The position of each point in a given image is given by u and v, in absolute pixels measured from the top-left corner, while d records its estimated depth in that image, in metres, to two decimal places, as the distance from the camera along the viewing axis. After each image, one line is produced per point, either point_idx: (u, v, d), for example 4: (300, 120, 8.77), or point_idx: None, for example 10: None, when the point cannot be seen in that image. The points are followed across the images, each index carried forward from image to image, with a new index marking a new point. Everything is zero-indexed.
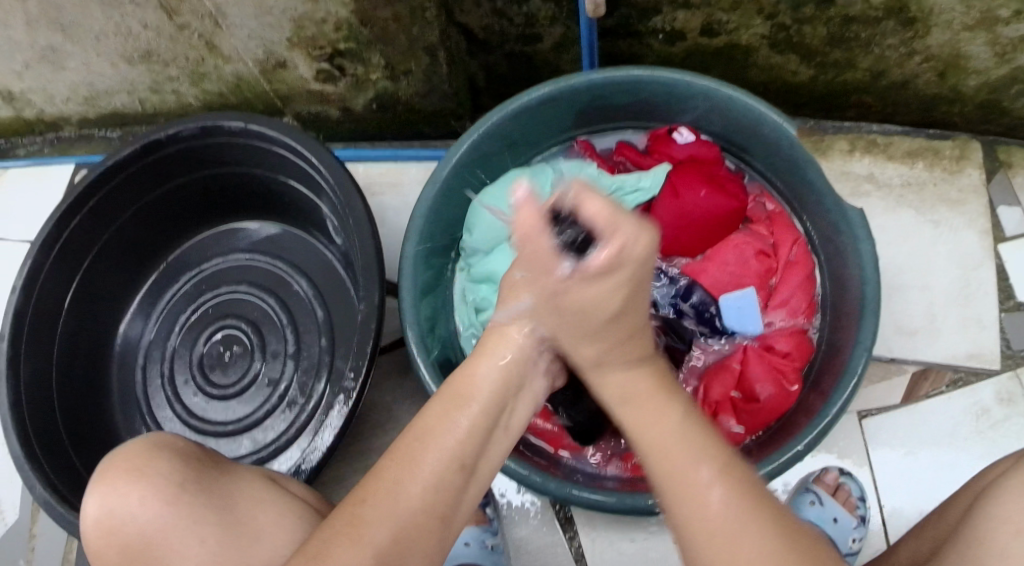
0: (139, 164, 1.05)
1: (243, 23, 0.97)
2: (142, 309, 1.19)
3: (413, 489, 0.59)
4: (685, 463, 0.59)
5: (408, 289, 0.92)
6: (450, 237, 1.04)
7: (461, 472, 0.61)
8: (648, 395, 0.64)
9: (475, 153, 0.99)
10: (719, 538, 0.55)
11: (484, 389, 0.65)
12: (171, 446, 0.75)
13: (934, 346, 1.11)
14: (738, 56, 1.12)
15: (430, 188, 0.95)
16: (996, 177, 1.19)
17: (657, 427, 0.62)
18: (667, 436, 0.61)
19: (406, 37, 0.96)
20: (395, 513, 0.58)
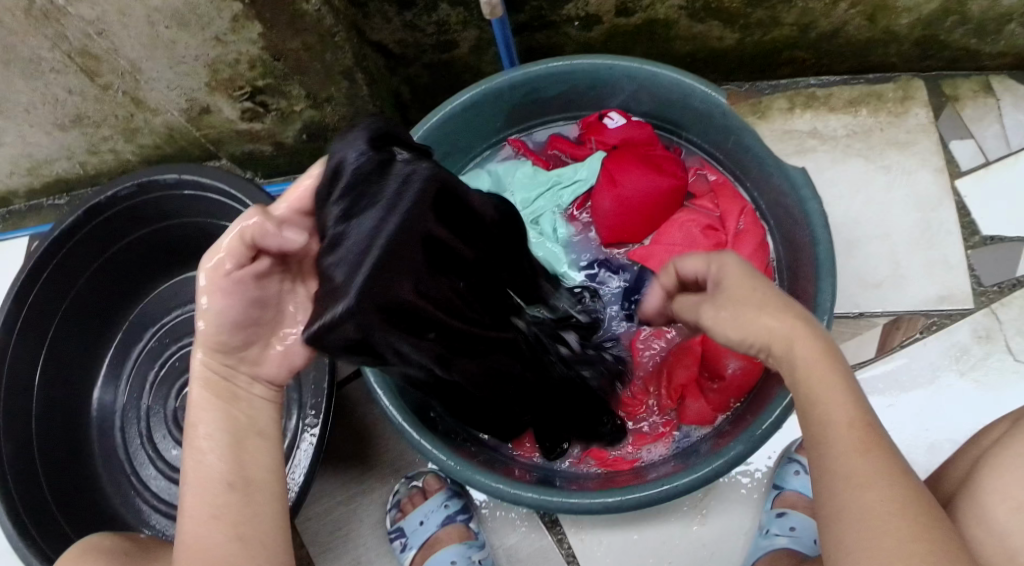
0: (84, 232, 1.04)
1: (159, 75, 0.96)
2: (110, 375, 1.17)
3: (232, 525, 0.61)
4: (863, 468, 0.57)
5: None
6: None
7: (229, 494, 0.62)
8: (834, 384, 0.61)
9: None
10: (874, 537, 0.55)
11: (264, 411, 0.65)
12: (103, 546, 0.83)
13: (901, 292, 1.10)
14: (659, 31, 1.11)
15: None
16: (943, 112, 1.19)
17: (832, 425, 0.59)
18: (861, 445, 0.58)
19: (322, 64, 0.94)
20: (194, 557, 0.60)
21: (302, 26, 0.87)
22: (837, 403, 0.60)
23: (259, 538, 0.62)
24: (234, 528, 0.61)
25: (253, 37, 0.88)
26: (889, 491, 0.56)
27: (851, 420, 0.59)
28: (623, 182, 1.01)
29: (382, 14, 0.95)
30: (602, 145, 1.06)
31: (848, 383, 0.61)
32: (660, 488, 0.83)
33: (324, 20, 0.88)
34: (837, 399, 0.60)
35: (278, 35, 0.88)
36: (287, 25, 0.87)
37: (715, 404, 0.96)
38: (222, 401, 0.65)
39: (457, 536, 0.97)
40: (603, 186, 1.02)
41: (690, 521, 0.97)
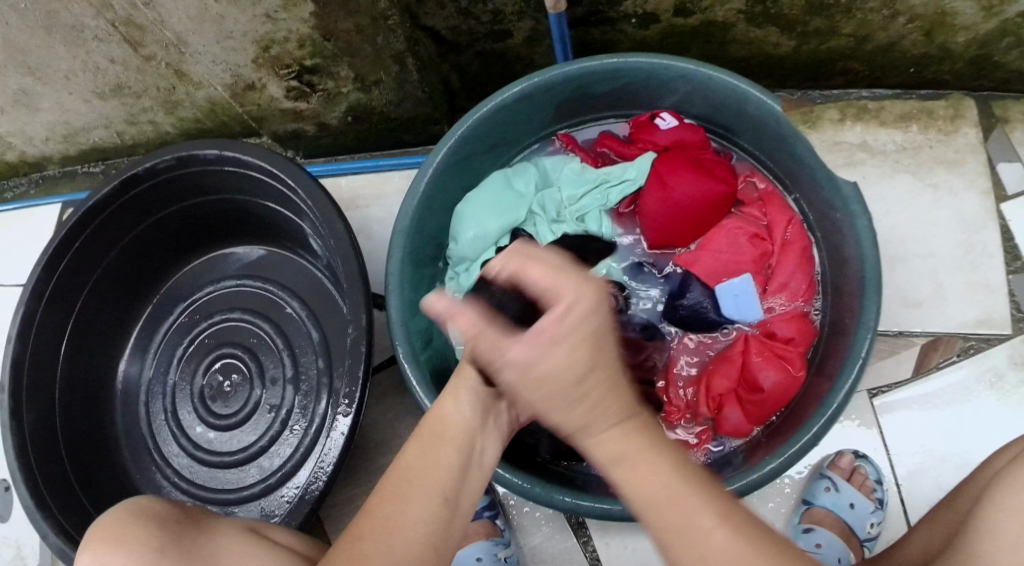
0: (119, 202, 1.03)
1: (205, 50, 0.95)
2: (139, 347, 1.17)
3: (415, 522, 0.61)
4: (672, 505, 0.55)
5: (394, 305, 0.90)
6: (437, 246, 1.04)
7: (446, 502, 0.63)
8: (652, 468, 0.56)
9: (453, 160, 0.97)
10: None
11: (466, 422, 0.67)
12: (154, 509, 0.74)
13: (942, 313, 1.08)
14: (715, 32, 1.10)
15: (411, 202, 0.93)
16: (992, 133, 1.18)
17: (634, 475, 0.56)
18: (654, 478, 0.56)
19: (372, 48, 0.94)
20: (398, 546, 0.59)
21: (355, 7, 0.87)
22: (655, 470, 0.56)
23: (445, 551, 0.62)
24: (432, 542, 0.61)
25: (305, 16, 0.87)
26: (713, 528, 0.55)
27: (666, 491, 0.56)
28: (673, 185, 0.99)
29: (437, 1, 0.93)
30: (651, 146, 1.05)
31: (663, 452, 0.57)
32: None
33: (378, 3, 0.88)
34: (658, 487, 0.56)
35: (332, 16, 0.87)
36: (340, 5, 0.86)
37: (752, 416, 0.95)
38: (480, 416, 0.68)
39: (483, 532, 0.96)
40: (652, 189, 1.01)
41: None
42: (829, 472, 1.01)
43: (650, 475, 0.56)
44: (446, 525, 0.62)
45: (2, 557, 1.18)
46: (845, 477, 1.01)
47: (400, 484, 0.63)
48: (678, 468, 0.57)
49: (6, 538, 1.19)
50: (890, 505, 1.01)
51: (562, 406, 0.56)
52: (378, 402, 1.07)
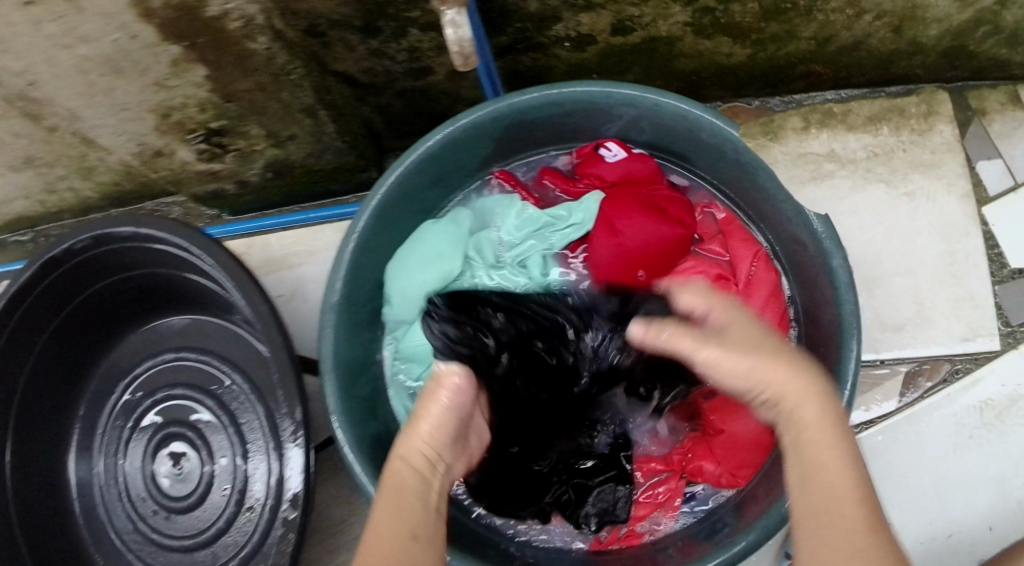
0: (42, 285, 0.96)
1: (103, 123, 0.85)
2: (85, 431, 1.10)
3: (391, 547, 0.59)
4: (824, 476, 0.58)
5: (326, 369, 0.84)
6: (370, 310, 0.94)
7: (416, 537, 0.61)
8: (805, 432, 0.61)
9: (378, 223, 0.90)
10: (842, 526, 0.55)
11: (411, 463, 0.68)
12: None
13: (924, 334, 1.01)
14: (660, 48, 1.01)
15: (339, 266, 0.86)
16: (970, 128, 1.11)
17: (808, 447, 0.60)
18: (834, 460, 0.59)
19: (280, 103, 0.85)
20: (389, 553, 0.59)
21: (251, 66, 0.78)
22: (831, 490, 0.57)
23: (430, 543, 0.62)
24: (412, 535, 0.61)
25: (198, 80, 0.79)
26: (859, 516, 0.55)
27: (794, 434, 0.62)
28: (624, 231, 0.88)
29: (344, 44, 0.84)
30: (598, 180, 0.96)
31: (822, 420, 0.61)
32: None
33: (275, 59, 0.79)
34: (814, 432, 0.61)
35: (227, 77, 0.79)
36: (235, 65, 0.77)
37: (730, 464, 0.86)
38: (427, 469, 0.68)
39: None
40: (600, 234, 0.90)
41: None
42: None
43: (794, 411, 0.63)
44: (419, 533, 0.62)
45: None
46: None
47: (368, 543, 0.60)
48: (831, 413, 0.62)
49: None
50: None
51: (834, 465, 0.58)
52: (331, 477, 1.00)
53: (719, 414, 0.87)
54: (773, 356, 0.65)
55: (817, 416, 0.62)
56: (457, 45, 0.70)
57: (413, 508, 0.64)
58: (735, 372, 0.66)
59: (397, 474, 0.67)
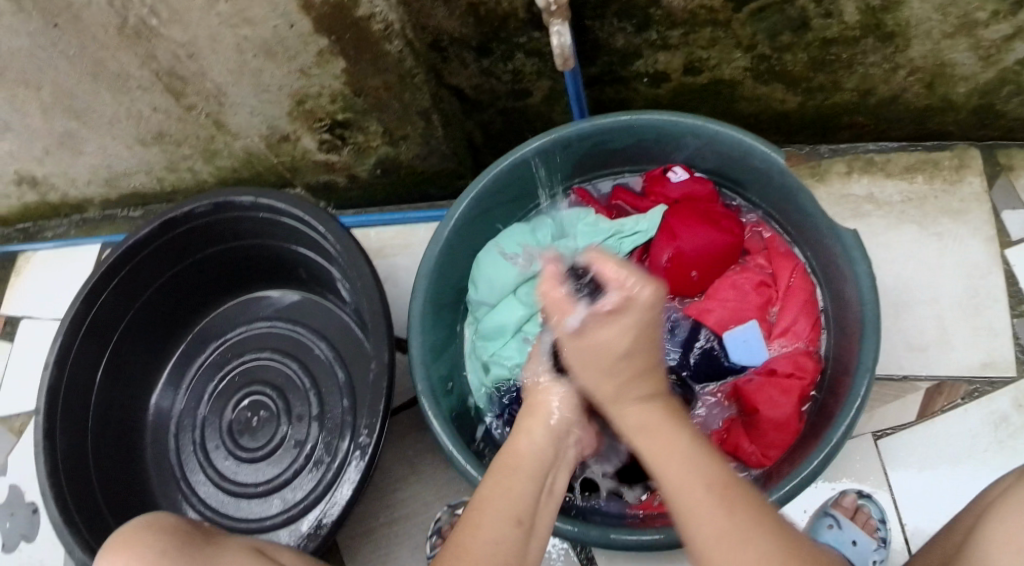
0: (157, 242, 1.10)
1: (244, 101, 1.05)
2: (171, 381, 1.23)
3: (486, 544, 0.66)
4: (728, 537, 0.61)
5: (416, 347, 0.93)
6: (455, 291, 1.04)
7: (518, 524, 0.68)
8: (657, 426, 0.70)
9: (466, 223, 0.99)
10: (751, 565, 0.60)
11: (532, 453, 0.73)
12: (161, 523, 0.82)
13: (946, 358, 1.10)
14: (724, 91, 1.10)
15: (433, 249, 0.96)
16: (997, 182, 1.17)
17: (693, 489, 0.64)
18: (694, 481, 0.65)
19: (400, 103, 1.02)
20: (493, 516, 0.68)
21: (384, 65, 0.95)
22: (700, 502, 0.63)
23: (526, 527, 0.68)
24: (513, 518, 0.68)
25: (337, 72, 0.97)
26: (766, 559, 0.60)
27: (648, 411, 0.72)
28: (682, 236, 0.99)
29: (460, 60, 0.99)
30: (663, 198, 1.04)
31: (642, 404, 0.72)
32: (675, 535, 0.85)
33: (405, 62, 0.95)
34: (646, 421, 0.71)
35: (362, 72, 0.96)
36: (370, 63, 0.94)
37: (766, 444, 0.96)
38: (547, 443, 0.75)
39: None
40: (661, 239, 1.01)
41: None
42: (832, 510, 1.05)
43: (630, 389, 0.73)
44: (518, 550, 0.67)
45: None
46: (848, 516, 1.04)
47: (480, 511, 0.68)
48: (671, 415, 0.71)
49: (31, 559, 1.23)
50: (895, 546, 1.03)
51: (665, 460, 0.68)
52: (394, 442, 1.10)
53: (759, 399, 0.97)
54: (636, 342, 0.73)
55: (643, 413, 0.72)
56: (560, 50, 0.87)
57: (520, 494, 0.70)
58: (610, 373, 0.73)
59: (526, 440, 0.74)
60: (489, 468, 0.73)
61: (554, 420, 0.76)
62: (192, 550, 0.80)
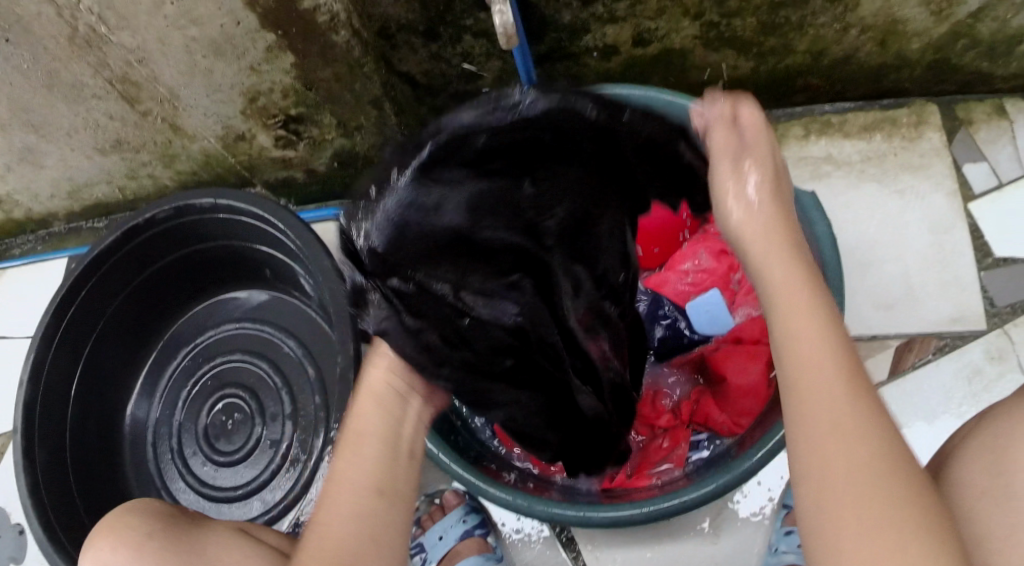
0: (121, 253, 1.10)
1: (197, 103, 1.04)
2: (146, 389, 1.22)
3: (342, 523, 0.65)
4: (852, 463, 0.53)
5: None
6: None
7: (379, 494, 0.67)
8: (829, 385, 0.55)
9: None
10: (874, 511, 0.52)
11: (376, 415, 0.71)
12: (144, 506, 0.84)
13: (914, 313, 1.11)
14: (675, 61, 1.10)
15: None
16: (957, 136, 1.17)
17: (818, 405, 0.55)
18: (844, 405, 0.55)
19: (351, 94, 1.00)
20: (327, 532, 0.65)
21: (332, 57, 0.93)
22: (869, 507, 0.52)
23: (387, 543, 0.65)
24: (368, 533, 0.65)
25: (286, 66, 0.96)
26: (894, 495, 0.52)
27: (832, 368, 0.56)
28: None
29: (409, 46, 0.99)
30: None
31: (846, 365, 0.56)
32: (646, 512, 0.86)
33: (353, 52, 0.93)
34: (827, 397, 0.55)
35: (311, 65, 0.95)
36: (318, 56, 0.93)
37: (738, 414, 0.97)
38: (396, 409, 0.72)
39: (475, 548, 0.99)
40: None
41: (704, 540, 0.98)
42: None
43: (795, 316, 0.59)
44: (382, 518, 0.66)
45: None
46: None
47: (330, 494, 0.67)
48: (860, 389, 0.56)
49: None
50: None
51: (798, 363, 0.57)
52: None
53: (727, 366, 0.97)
54: (810, 291, 0.61)
55: (818, 331, 0.58)
56: (503, 28, 0.85)
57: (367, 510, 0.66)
58: (771, 261, 0.63)
59: (363, 417, 0.72)
60: (337, 445, 0.71)
61: (381, 388, 0.72)
62: (176, 531, 0.81)
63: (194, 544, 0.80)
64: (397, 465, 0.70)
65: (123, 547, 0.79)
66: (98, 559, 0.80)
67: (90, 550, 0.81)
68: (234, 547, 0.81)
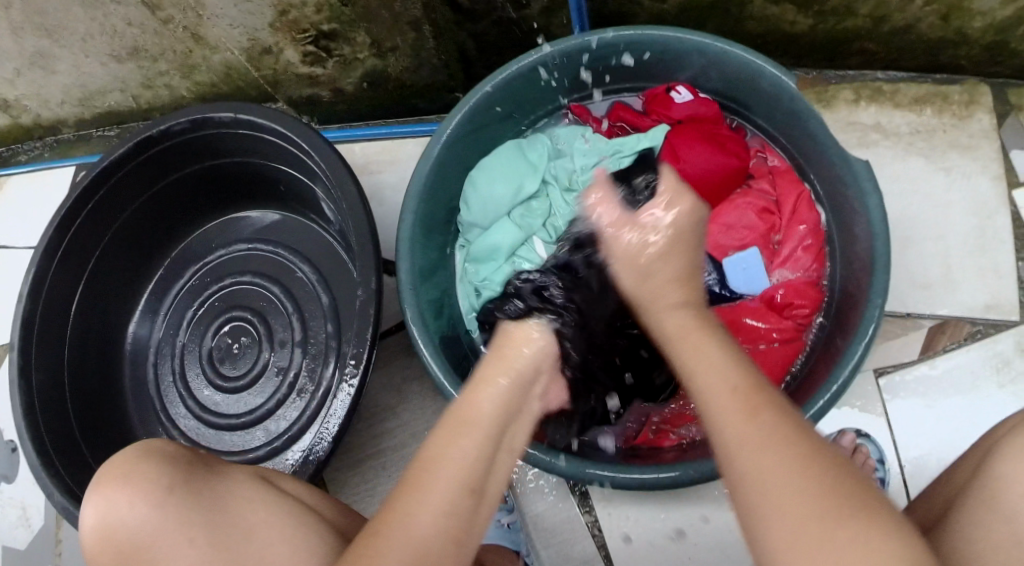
0: (133, 163, 1.04)
1: (224, 13, 0.98)
2: (149, 309, 1.18)
3: (427, 517, 0.59)
4: (752, 446, 0.55)
5: (405, 266, 0.88)
6: (447, 210, 0.99)
7: (471, 493, 0.61)
8: (726, 379, 0.60)
9: (460, 140, 0.94)
10: (782, 489, 0.53)
11: (492, 408, 0.66)
12: (161, 449, 0.75)
13: (951, 296, 1.07)
14: (731, 9, 1.04)
15: (424, 165, 0.90)
16: (1007, 120, 1.12)
17: (715, 402, 0.59)
18: (736, 394, 0.58)
19: (389, 13, 0.95)
20: (407, 531, 0.58)
21: None
22: (759, 447, 0.55)
23: (467, 547, 0.60)
24: (452, 535, 0.59)
25: None
26: (815, 481, 0.53)
27: (734, 389, 0.59)
28: (686, 157, 0.94)
29: None
30: (666, 119, 0.99)
31: (726, 354, 0.63)
32: (676, 476, 0.82)
33: None
34: (707, 372, 0.61)
35: None
36: None
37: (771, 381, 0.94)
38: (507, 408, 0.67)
39: None
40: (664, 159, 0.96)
41: (720, 504, 0.95)
42: None
43: (667, 314, 0.69)
44: (468, 516, 0.60)
45: (7, 517, 1.20)
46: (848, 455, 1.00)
47: (400, 505, 0.59)
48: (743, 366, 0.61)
49: (11, 498, 1.20)
50: (892, 486, 1.01)
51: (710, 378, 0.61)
52: (381, 368, 1.06)
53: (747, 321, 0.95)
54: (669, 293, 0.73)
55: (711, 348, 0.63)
56: None
57: (475, 454, 0.63)
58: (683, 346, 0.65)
59: (479, 401, 0.67)
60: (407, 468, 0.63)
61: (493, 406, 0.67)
62: (196, 484, 0.73)
63: (217, 499, 0.73)
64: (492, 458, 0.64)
65: (141, 502, 0.71)
66: (110, 510, 0.72)
67: (100, 493, 0.72)
68: (258, 505, 0.74)
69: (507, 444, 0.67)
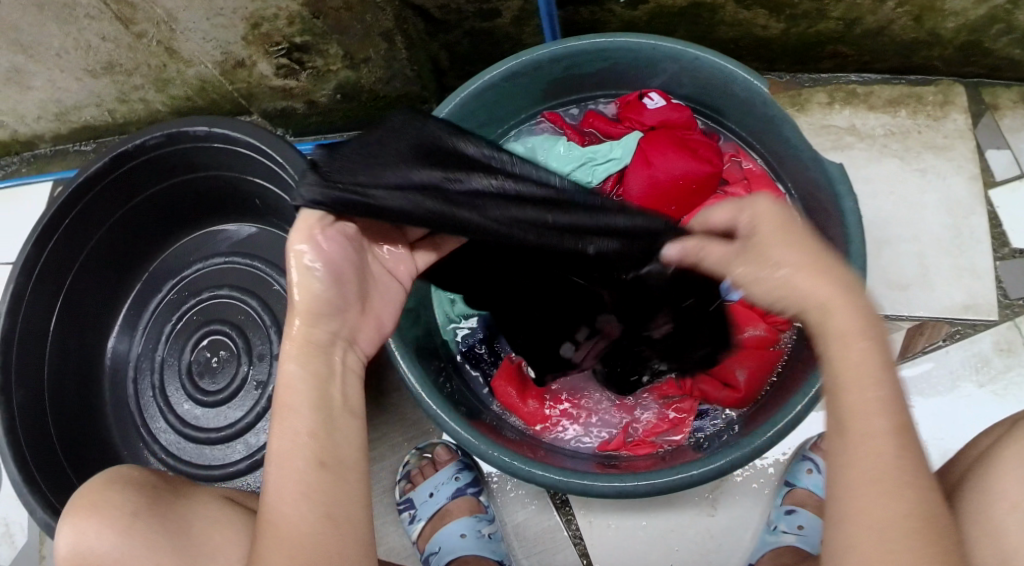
0: (109, 178, 1.04)
1: (196, 27, 0.98)
2: (127, 325, 1.17)
3: (293, 505, 0.58)
4: (878, 488, 0.56)
5: None
6: None
7: (323, 465, 0.60)
8: (871, 398, 0.58)
9: None
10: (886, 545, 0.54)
11: (302, 381, 0.62)
12: (126, 476, 0.75)
13: (928, 298, 1.08)
14: (704, 14, 1.05)
15: None
16: (981, 120, 1.13)
17: (856, 430, 0.57)
18: (870, 437, 0.57)
19: (361, 25, 0.95)
20: (287, 523, 0.58)
21: None
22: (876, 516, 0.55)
23: (347, 518, 0.59)
24: (324, 510, 0.59)
25: None
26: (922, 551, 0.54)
27: (880, 424, 0.57)
28: (658, 163, 0.94)
29: None
30: (638, 125, 0.98)
31: (886, 383, 0.58)
32: (653, 485, 0.81)
33: None
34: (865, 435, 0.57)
35: None
36: None
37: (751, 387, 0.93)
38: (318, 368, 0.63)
39: (467, 508, 0.97)
40: (636, 166, 0.95)
41: (703, 509, 0.95)
42: (812, 454, 0.95)
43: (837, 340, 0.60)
44: (331, 485, 0.59)
45: None
46: None
47: (272, 503, 0.59)
48: (896, 402, 0.58)
49: None
50: None
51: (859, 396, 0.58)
52: None
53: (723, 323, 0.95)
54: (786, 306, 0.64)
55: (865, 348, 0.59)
56: None
57: (308, 428, 0.60)
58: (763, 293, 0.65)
59: (290, 384, 0.62)
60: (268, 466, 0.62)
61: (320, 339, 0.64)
62: (162, 511, 0.72)
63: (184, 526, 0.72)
64: (330, 423, 0.61)
65: (108, 528, 0.70)
66: (79, 536, 0.71)
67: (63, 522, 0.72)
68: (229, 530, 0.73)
69: (338, 406, 0.62)
